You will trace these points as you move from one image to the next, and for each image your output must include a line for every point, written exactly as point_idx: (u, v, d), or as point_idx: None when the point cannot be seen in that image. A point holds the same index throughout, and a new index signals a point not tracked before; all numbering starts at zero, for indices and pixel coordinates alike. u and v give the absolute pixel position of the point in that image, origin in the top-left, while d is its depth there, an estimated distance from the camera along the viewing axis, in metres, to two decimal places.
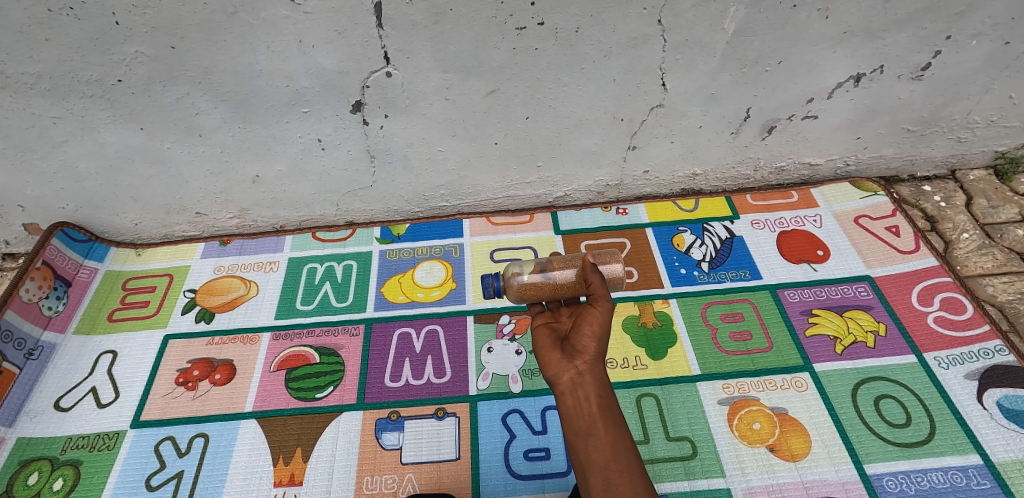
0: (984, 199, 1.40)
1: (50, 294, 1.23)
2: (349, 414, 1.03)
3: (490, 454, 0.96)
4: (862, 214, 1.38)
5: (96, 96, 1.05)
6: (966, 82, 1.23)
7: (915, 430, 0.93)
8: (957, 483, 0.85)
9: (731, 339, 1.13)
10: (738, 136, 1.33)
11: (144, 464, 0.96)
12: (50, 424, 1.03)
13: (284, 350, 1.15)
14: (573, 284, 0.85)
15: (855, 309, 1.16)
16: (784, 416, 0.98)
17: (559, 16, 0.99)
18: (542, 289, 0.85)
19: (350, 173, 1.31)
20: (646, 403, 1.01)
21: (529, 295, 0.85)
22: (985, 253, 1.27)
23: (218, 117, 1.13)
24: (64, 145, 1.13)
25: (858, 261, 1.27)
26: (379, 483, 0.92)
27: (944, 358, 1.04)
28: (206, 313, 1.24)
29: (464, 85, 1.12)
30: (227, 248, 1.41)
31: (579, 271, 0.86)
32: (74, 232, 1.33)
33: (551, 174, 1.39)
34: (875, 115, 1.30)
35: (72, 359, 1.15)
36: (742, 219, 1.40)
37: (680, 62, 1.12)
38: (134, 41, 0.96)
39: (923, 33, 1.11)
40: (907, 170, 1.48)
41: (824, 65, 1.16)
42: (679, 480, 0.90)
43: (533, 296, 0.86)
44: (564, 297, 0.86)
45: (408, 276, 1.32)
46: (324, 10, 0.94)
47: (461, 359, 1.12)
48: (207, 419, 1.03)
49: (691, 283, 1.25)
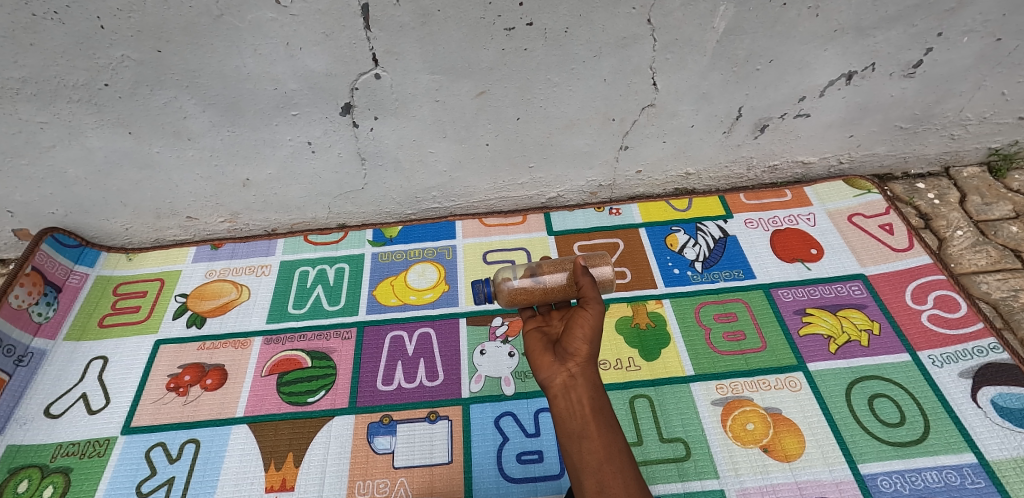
0: (977, 196, 1.40)
1: (40, 300, 1.22)
2: (341, 418, 1.02)
3: (482, 457, 0.95)
4: (856, 212, 1.38)
5: (83, 100, 1.04)
6: (958, 79, 1.23)
7: (909, 429, 0.93)
8: (951, 482, 0.85)
9: (724, 338, 1.12)
10: (731, 135, 1.33)
11: (134, 470, 0.95)
12: (40, 431, 1.02)
13: (276, 355, 1.14)
14: (564, 287, 0.84)
15: (848, 307, 1.16)
16: (777, 416, 0.97)
17: (547, 16, 0.99)
18: (532, 294, 0.84)
19: (341, 175, 1.31)
20: (639, 404, 1.01)
21: (520, 299, 0.85)
22: (979, 250, 1.26)
23: (207, 120, 1.12)
24: (51, 150, 1.13)
25: (852, 259, 1.26)
26: (370, 488, 0.91)
27: (938, 356, 1.04)
28: (197, 317, 1.23)
29: (454, 86, 1.11)
30: (218, 252, 1.40)
31: (570, 275, 0.85)
32: (63, 237, 1.33)
33: (543, 175, 1.39)
34: (868, 113, 1.30)
35: (62, 365, 1.14)
36: (735, 218, 1.40)
37: (670, 61, 1.11)
38: (119, 45, 0.95)
39: (913, 30, 1.11)
40: (901, 168, 1.48)
41: (815, 63, 1.15)
42: (673, 482, 0.89)
43: (524, 301, 0.85)
44: (555, 301, 0.85)
45: (401, 278, 1.31)
46: (311, 12, 0.93)
47: (453, 361, 1.11)
48: (198, 425, 1.02)
49: (685, 283, 1.25)
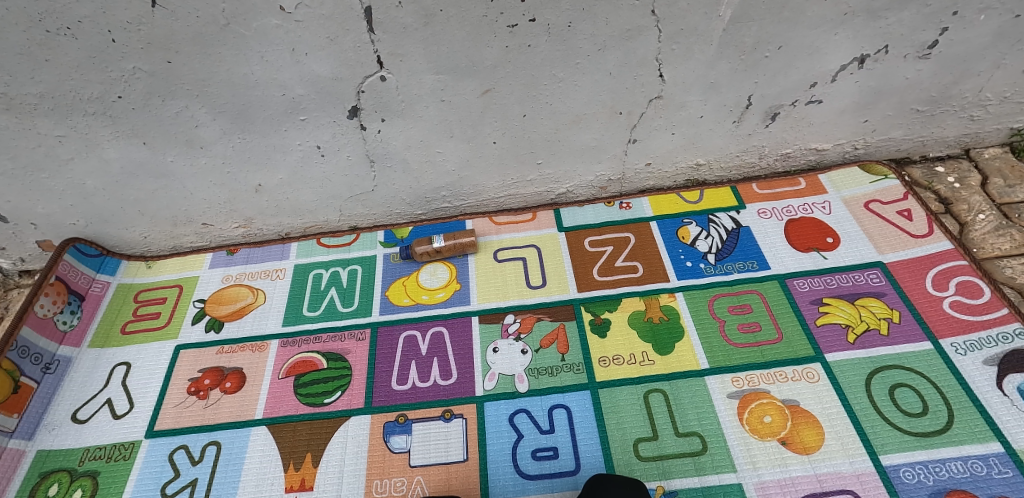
0: (1000, 178, 1.36)
1: (64, 309, 1.25)
2: (357, 418, 1.03)
3: (498, 454, 0.95)
4: (873, 199, 1.35)
5: (98, 113, 1.06)
6: (976, 58, 1.19)
7: (933, 419, 0.91)
8: (977, 472, 0.83)
9: (739, 330, 1.11)
10: (741, 124, 1.30)
11: (158, 472, 0.97)
12: (68, 435, 1.05)
13: (293, 357, 1.16)
14: (452, 251, 1.35)
15: (866, 296, 1.13)
16: (795, 408, 0.96)
17: (550, 12, 0.98)
18: (435, 250, 1.34)
19: (351, 178, 1.32)
20: (654, 399, 1.00)
21: (427, 249, 1.34)
22: (1002, 234, 1.22)
23: (218, 128, 1.14)
24: (70, 163, 1.16)
25: (870, 247, 1.24)
26: (388, 487, 0.92)
27: (961, 344, 1.01)
28: (215, 322, 1.26)
29: (459, 85, 1.11)
30: (235, 258, 1.43)
31: (456, 248, 1.34)
32: (85, 247, 1.36)
33: (552, 171, 1.38)
34: (882, 97, 1.27)
35: (87, 371, 1.18)
36: (748, 208, 1.38)
37: (676, 52, 1.10)
38: (131, 58, 0.97)
39: (927, 10, 1.07)
40: (919, 151, 1.44)
41: (825, 48, 1.13)
42: (690, 476, 0.88)
43: (429, 251, 1.34)
44: (446, 255, 1.36)
45: (413, 279, 1.33)
46: (315, 18, 0.94)
47: (467, 360, 1.12)
48: (219, 427, 1.04)
49: (697, 276, 1.24)
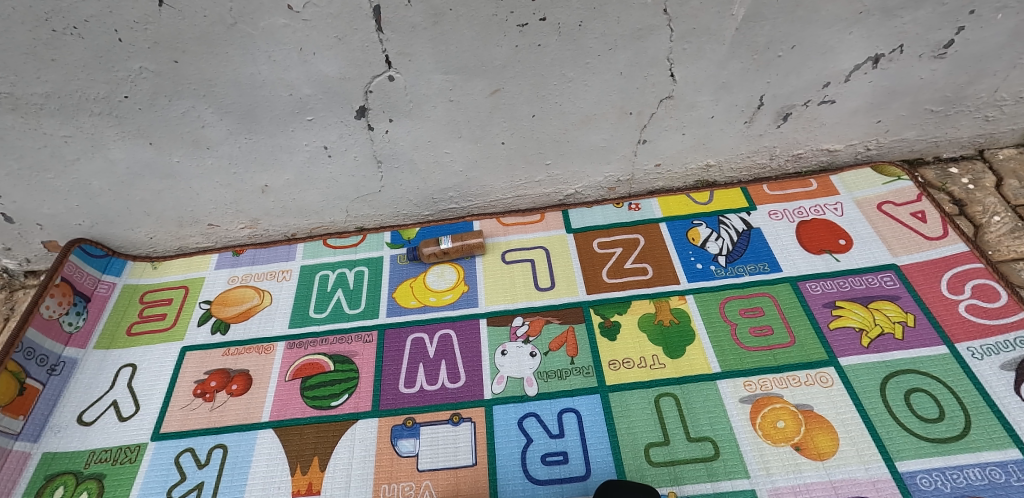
0: (1015, 179, 1.34)
1: (70, 310, 1.25)
2: (365, 421, 1.02)
3: (507, 458, 0.94)
4: (885, 200, 1.33)
5: (104, 113, 1.05)
6: (992, 58, 1.17)
7: (949, 425, 0.89)
8: (996, 479, 0.81)
9: (750, 334, 1.09)
10: (752, 125, 1.29)
11: (164, 475, 0.97)
12: (74, 437, 1.04)
13: (299, 359, 1.15)
14: (459, 252, 1.34)
15: (880, 299, 1.12)
16: (809, 413, 0.94)
17: (560, 11, 0.97)
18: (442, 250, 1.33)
19: (358, 179, 1.31)
20: (665, 403, 0.99)
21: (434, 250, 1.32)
22: (1018, 236, 1.20)
23: (224, 128, 1.13)
24: (76, 163, 1.15)
25: (883, 250, 1.22)
26: (395, 491, 0.91)
27: (978, 348, 0.99)
28: (221, 324, 1.25)
29: (467, 85, 1.10)
30: (240, 258, 1.42)
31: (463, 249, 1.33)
32: (91, 247, 1.36)
33: (560, 172, 1.37)
34: (896, 97, 1.25)
35: (93, 373, 1.17)
36: (759, 210, 1.36)
37: (688, 51, 1.08)
38: (137, 57, 0.96)
39: (944, 8, 1.06)
40: (932, 152, 1.42)
41: (839, 48, 1.11)
42: (702, 482, 0.87)
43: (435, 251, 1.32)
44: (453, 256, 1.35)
45: (420, 280, 1.32)
46: (323, 17, 0.93)
47: (475, 363, 1.11)
48: (226, 430, 1.03)
49: (708, 278, 1.22)
